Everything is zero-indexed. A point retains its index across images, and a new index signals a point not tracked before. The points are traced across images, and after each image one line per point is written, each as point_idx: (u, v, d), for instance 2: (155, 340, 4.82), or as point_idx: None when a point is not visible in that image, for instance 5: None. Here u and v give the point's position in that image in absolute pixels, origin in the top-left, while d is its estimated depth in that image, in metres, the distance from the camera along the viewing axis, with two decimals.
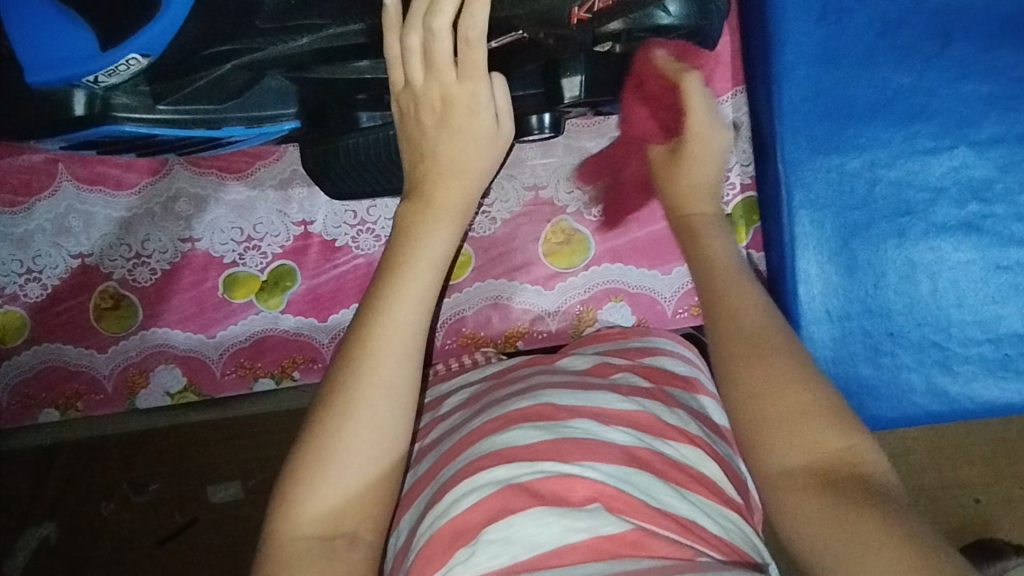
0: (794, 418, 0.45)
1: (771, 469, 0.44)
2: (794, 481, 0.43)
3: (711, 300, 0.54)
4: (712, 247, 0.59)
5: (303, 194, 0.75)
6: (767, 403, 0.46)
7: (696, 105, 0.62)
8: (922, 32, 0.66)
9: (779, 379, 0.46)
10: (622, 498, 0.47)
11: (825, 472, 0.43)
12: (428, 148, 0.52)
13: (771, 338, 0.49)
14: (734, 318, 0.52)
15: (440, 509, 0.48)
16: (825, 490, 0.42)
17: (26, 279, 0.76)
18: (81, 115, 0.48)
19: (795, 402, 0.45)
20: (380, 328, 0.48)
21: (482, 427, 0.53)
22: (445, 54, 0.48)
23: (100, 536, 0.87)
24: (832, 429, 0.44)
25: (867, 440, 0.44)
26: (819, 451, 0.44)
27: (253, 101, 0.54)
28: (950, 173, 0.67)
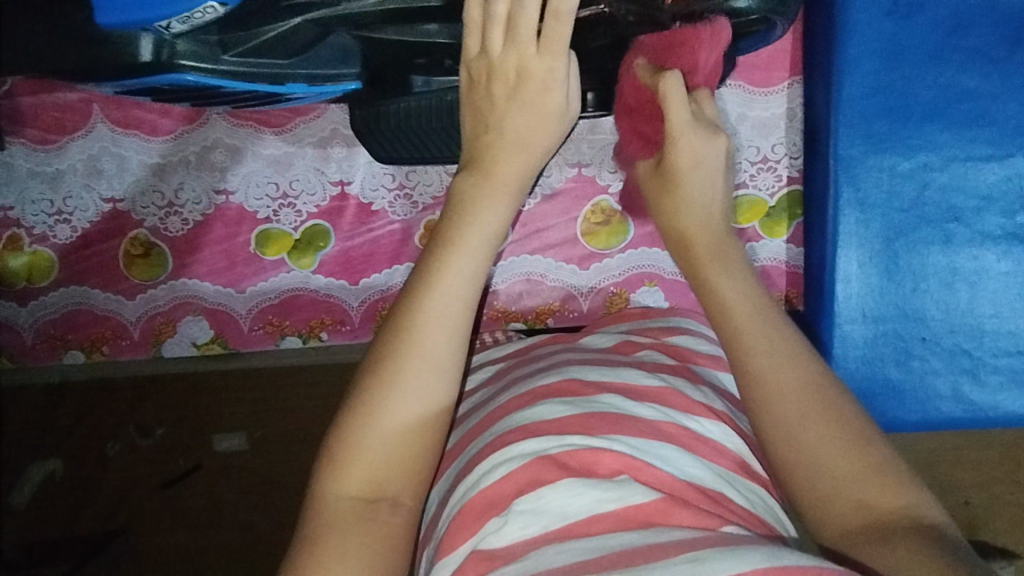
0: (848, 472, 0.43)
1: (835, 530, 0.43)
2: (863, 539, 0.41)
3: (732, 329, 0.49)
4: (721, 282, 0.51)
5: (343, 154, 0.73)
6: (814, 463, 0.44)
7: (675, 107, 0.52)
8: (993, 36, 0.64)
9: (827, 438, 0.44)
10: (650, 471, 0.47)
11: (883, 528, 0.41)
12: (493, 120, 0.51)
13: (819, 394, 0.46)
14: (783, 369, 0.47)
15: (471, 480, 0.49)
16: (900, 546, 0.40)
17: (55, 220, 0.76)
18: (148, 61, 0.46)
19: (847, 461, 0.44)
20: (429, 301, 0.47)
21: (506, 405, 0.54)
22: (529, 26, 0.48)
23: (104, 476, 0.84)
24: (885, 486, 0.43)
25: (920, 492, 0.43)
26: (879, 505, 0.42)
27: (316, 58, 0.53)
28: (1000, 182, 0.66)
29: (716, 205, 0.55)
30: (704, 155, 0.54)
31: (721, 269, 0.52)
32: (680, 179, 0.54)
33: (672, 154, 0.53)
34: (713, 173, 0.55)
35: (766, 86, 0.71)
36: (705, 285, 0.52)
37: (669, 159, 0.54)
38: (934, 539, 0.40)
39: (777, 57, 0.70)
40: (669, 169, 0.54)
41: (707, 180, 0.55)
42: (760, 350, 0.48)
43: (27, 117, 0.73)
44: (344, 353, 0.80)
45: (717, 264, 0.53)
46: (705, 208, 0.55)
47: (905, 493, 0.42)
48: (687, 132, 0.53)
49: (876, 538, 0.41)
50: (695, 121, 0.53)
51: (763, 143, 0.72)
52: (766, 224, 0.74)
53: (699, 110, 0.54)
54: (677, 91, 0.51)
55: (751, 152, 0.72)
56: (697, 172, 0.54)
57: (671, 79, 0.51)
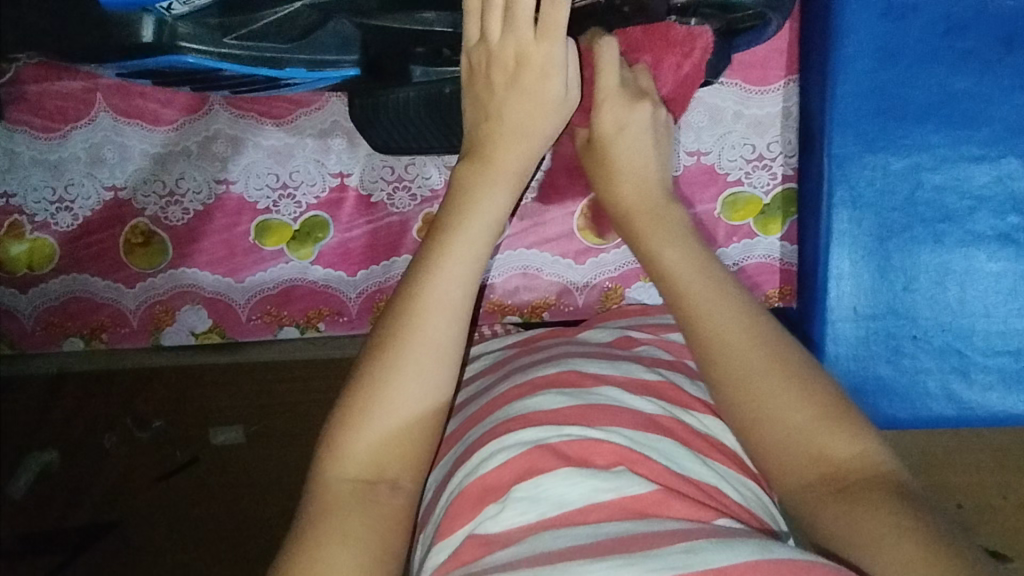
0: (799, 424, 0.45)
1: (790, 481, 0.45)
2: (816, 490, 0.44)
3: (675, 294, 0.51)
4: (663, 251, 0.54)
5: (343, 146, 0.74)
6: (765, 418, 0.46)
7: (607, 70, 0.54)
8: (986, 38, 0.65)
9: (781, 393, 0.46)
10: (644, 463, 0.47)
11: (837, 478, 0.43)
12: (493, 109, 0.52)
13: (770, 349, 0.47)
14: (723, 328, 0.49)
15: (468, 467, 0.49)
16: (849, 498, 0.42)
17: (57, 208, 0.76)
18: (150, 42, 0.47)
19: (799, 413, 0.45)
20: (430, 288, 0.48)
21: (506, 393, 0.54)
22: (527, 13, 0.49)
23: (99, 467, 0.84)
24: (840, 436, 0.44)
25: (873, 439, 0.45)
26: (834, 455, 0.44)
27: (314, 44, 0.53)
28: (993, 182, 0.67)
29: (648, 174, 0.57)
30: (630, 123, 0.56)
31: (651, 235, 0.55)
32: (610, 148, 0.57)
33: (603, 126, 0.56)
34: (645, 143, 0.57)
35: (762, 85, 0.71)
36: (649, 255, 0.54)
37: (598, 127, 0.56)
38: (881, 488, 0.42)
39: (773, 56, 0.71)
40: (599, 139, 0.57)
41: (640, 151, 0.57)
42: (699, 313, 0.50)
43: (30, 104, 0.73)
44: (342, 348, 0.80)
45: (659, 232, 0.55)
46: (642, 176, 0.57)
47: (859, 442, 0.44)
48: (615, 100, 0.56)
49: (830, 489, 0.43)
50: (624, 89, 0.56)
51: (759, 142, 0.73)
52: (760, 221, 0.75)
53: (630, 79, 0.57)
54: (612, 77, 0.55)
55: (746, 150, 0.73)
56: (627, 140, 0.56)
57: (607, 44, 0.54)
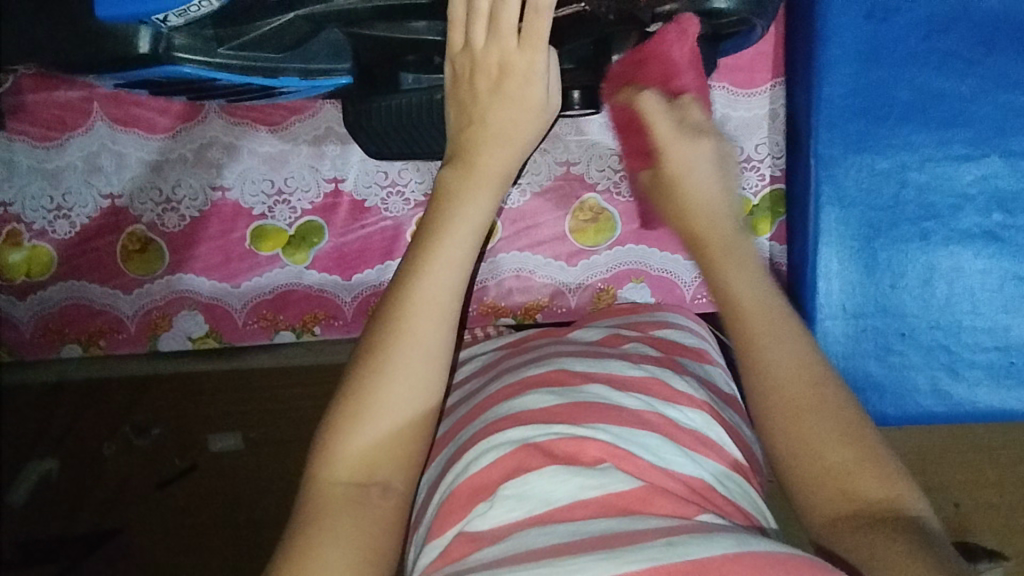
0: (844, 459, 0.44)
1: (819, 511, 0.44)
2: (847, 522, 0.42)
3: (742, 326, 0.49)
4: (731, 282, 0.51)
5: (337, 151, 0.75)
6: (808, 447, 0.44)
7: (651, 113, 0.55)
8: (967, 39, 0.66)
9: (824, 431, 0.44)
10: (631, 460, 0.48)
11: (867, 517, 0.42)
12: (477, 113, 0.53)
13: (824, 390, 0.46)
14: (789, 361, 0.47)
15: (460, 466, 0.50)
16: (880, 532, 0.41)
17: (54, 216, 0.77)
18: (146, 54, 0.48)
19: (844, 448, 0.44)
20: (418, 290, 0.49)
21: (495, 393, 0.55)
22: (510, 23, 0.49)
23: (96, 479, 0.83)
24: (876, 478, 0.43)
25: (907, 483, 0.44)
26: (870, 493, 0.43)
27: (310, 53, 0.55)
28: (977, 181, 0.68)
29: (720, 210, 0.54)
30: (696, 159, 0.54)
31: (721, 266, 0.52)
32: (678, 183, 0.54)
33: (669, 158, 0.54)
34: (712, 174, 0.55)
35: (749, 87, 0.73)
36: (717, 285, 0.51)
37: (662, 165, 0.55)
38: (914, 528, 0.41)
39: (759, 59, 0.72)
40: (665, 176, 0.55)
41: (710, 185, 0.54)
42: (765, 345, 0.48)
43: (28, 114, 0.74)
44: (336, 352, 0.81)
45: (729, 263, 0.51)
46: (716, 210, 0.53)
47: (895, 482, 0.43)
48: (677, 136, 0.54)
49: (859, 527, 0.42)
50: (680, 126, 0.55)
51: (747, 143, 0.74)
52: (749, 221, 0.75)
53: (687, 115, 0.55)
54: (654, 99, 0.55)
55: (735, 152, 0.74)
56: (694, 174, 0.54)
57: (646, 95, 0.55)
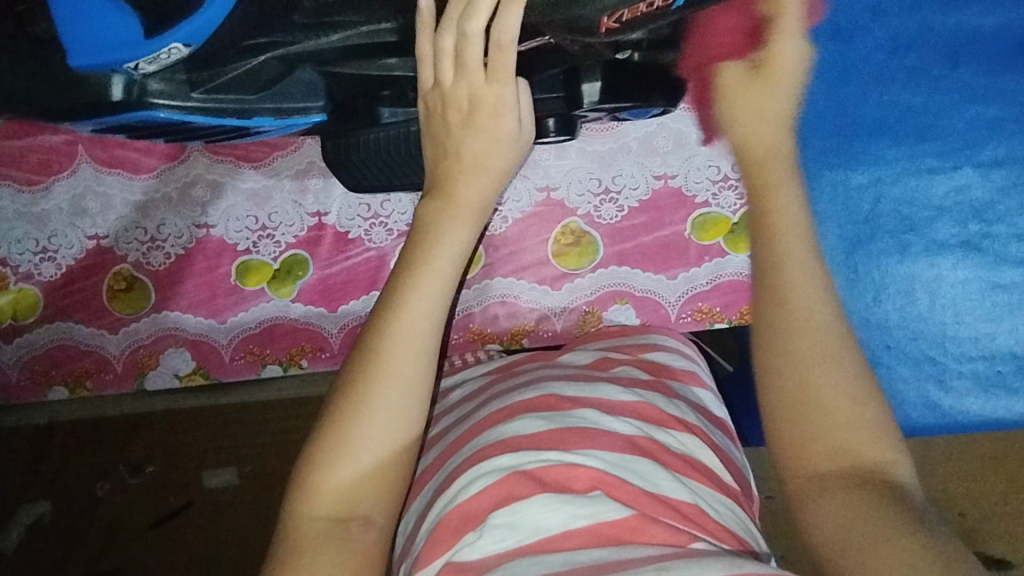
0: (840, 428, 0.47)
1: (800, 474, 0.47)
2: (825, 482, 0.46)
3: (769, 247, 0.54)
4: (774, 197, 0.57)
5: (319, 185, 0.76)
6: (806, 416, 0.48)
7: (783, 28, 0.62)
8: (932, 54, 0.67)
9: (828, 382, 0.48)
10: (622, 486, 0.47)
11: (852, 477, 0.45)
12: (451, 146, 0.53)
13: (826, 329, 0.50)
14: (807, 328, 0.50)
15: (448, 496, 0.49)
16: (852, 496, 0.44)
17: (40, 258, 0.77)
18: (119, 99, 0.49)
19: (838, 406, 0.47)
20: (399, 323, 0.49)
21: (486, 419, 0.54)
22: (476, 58, 0.49)
23: (93, 516, 0.88)
24: (868, 439, 0.46)
25: (897, 455, 0.46)
26: (857, 457, 0.46)
27: (283, 93, 0.55)
28: (952, 193, 0.68)
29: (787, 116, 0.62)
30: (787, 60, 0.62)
31: (783, 202, 0.57)
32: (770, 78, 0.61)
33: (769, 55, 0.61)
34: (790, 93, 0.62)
35: None
36: (761, 204, 0.57)
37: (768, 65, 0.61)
38: (891, 490, 0.44)
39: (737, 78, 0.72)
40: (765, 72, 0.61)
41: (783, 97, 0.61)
42: (790, 293, 0.52)
43: (14, 160, 0.75)
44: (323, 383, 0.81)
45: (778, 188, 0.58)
46: (779, 121, 0.61)
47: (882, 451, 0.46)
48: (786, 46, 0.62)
49: (844, 483, 0.45)
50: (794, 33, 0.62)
51: (724, 163, 0.74)
52: (730, 239, 0.75)
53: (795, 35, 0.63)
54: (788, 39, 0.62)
55: (712, 171, 0.74)
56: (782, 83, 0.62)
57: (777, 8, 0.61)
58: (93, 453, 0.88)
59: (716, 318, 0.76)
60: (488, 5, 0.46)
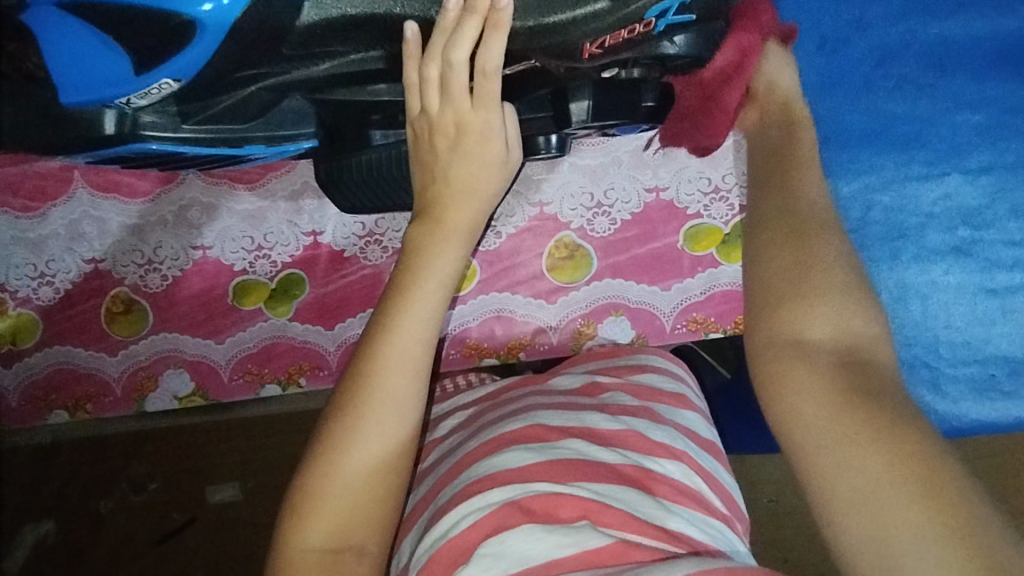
0: (832, 296, 0.47)
1: (780, 334, 0.47)
2: (801, 347, 0.46)
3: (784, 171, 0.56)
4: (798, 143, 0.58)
5: (314, 205, 0.77)
6: (798, 283, 0.48)
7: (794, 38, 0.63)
8: (917, 64, 0.68)
9: (824, 259, 0.49)
10: (607, 512, 0.47)
11: (832, 345, 0.45)
12: (438, 172, 0.54)
13: (826, 224, 0.52)
14: (810, 221, 0.52)
15: (436, 535, 0.49)
16: (831, 360, 0.44)
17: (38, 283, 0.78)
18: (111, 133, 0.50)
19: (830, 279, 0.48)
20: (390, 348, 0.49)
21: (475, 450, 0.54)
22: (461, 87, 0.49)
23: (99, 533, 0.90)
24: (853, 316, 0.47)
25: (877, 335, 0.47)
26: (846, 326, 0.46)
27: (272, 122, 0.56)
28: (940, 200, 0.69)
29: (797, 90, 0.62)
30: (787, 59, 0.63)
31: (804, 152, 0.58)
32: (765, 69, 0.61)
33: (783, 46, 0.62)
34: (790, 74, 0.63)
35: None
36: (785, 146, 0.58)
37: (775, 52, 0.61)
38: (869, 361, 0.45)
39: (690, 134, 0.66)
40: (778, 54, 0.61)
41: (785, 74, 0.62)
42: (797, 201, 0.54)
43: (9, 186, 0.76)
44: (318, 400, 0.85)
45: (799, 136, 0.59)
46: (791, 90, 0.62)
47: (865, 324, 0.47)
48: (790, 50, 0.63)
49: (824, 348, 0.45)
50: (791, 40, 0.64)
51: (714, 174, 0.74)
52: (723, 250, 0.76)
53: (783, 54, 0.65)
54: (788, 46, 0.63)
55: (703, 183, 0.74)
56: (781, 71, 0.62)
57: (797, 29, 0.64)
58: (97, 467, 0.90)
59: (710, 328, 0.77)
60: (473, 36, 0.45)
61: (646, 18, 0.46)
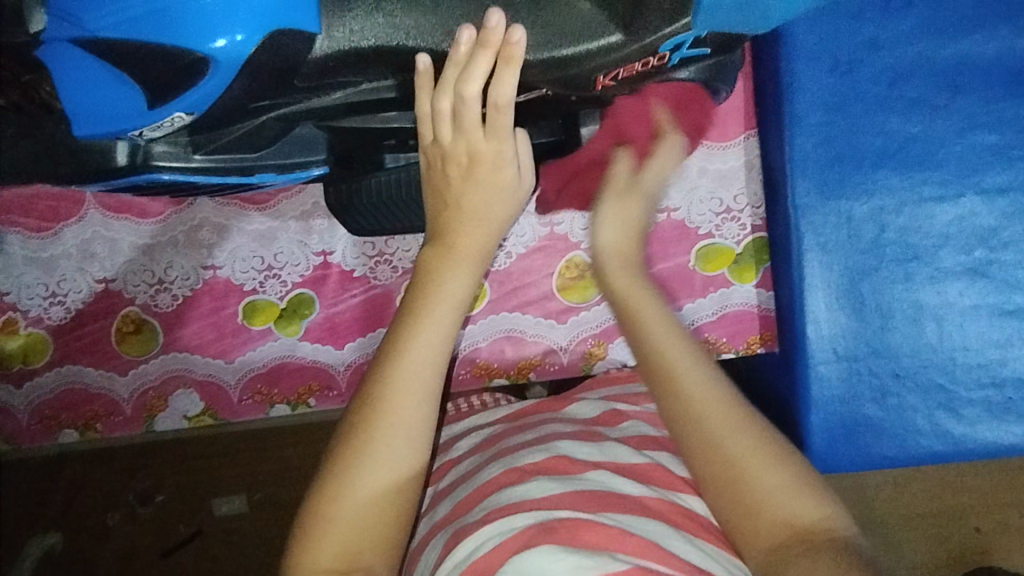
0: (776, 498, 0.48)
1: (761, 549, 0.47)
2: (783, 554, 0.46)
3: (649, 352, 0.55)
4: (637, 304, 0.59)
5: (324, 226, 0.76)
6: (739, 487, 0.49)
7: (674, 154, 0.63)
8: (932, 84, 0.67)
9: (746, 446, 0.50)
10: (630, 539, 0.46)
11: (804, 540, 0.46)
12: (453, 198, 0.54)
13: (720, 403, 0.52)
14: (708, 406, 0.52)
15: (456, 560, 0.48)
16: (813, 557, 0.45)
17: (50, 303, 0.78)
18: (123, 163, 0.50)
19: (760, 468, 0.49)
20: (401, 369, 0.49)
21: (494, 480, 0.54)
22: (474, 119, 0.48)
23: (106, 548, 0.90)
24: (804, 501, 0.48)
25: (834, 507, 0.48)
26: (794, 521, 0.47)
27: (284, 150, 0.56)
28: (956, 220, 0.68)
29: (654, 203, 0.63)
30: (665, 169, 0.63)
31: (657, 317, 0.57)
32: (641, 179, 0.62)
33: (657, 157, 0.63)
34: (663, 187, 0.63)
35: (723, 140, 0.74)
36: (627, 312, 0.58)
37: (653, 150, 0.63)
38: (839, 541, 0.46)
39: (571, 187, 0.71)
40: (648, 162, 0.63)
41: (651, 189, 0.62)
42: (684, 383, 0.53)
43: (21, 206, 0.75)
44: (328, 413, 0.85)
45: (645, 290, 0.60)
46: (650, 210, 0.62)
47: (811, 500, 0.48)
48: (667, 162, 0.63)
49: (801, 547, 0.46)
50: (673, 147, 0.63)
51: (726, 194, 0.75)
52: (735, 270, 0.77)
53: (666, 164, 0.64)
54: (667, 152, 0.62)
55: (715, 204, 0.75)
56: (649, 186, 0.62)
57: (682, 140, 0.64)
58: (105, 484, 0.90)
59: (722, 348, 0.78)
60: (484, 69, 0.44)
61: (661, 52, 0.46)
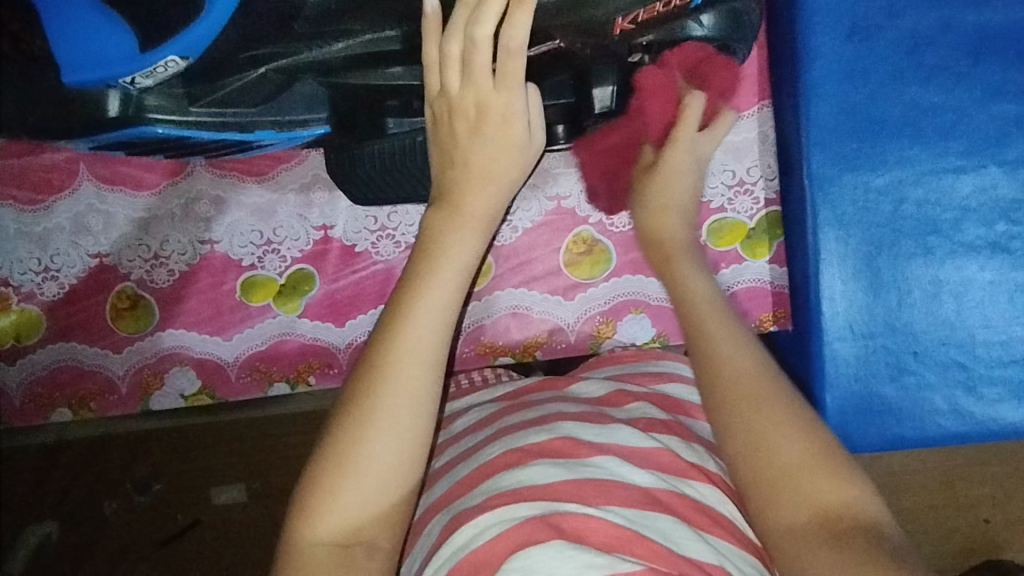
0: (795, 472, 0.47)
1: (777, 528, 0.46)
2: (800, 535, 0.45)
3: (695, 326, 0.57)
4: (688, 284, 0.62)
5: (325, 199, 0.74)
6: (762, 463, 0.48)
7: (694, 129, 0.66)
8: (954, 51, 0.65)
9: (773, 424, 0.49)
10: (644, 543, 0.43)
11: (824, 522, 0.44)
12: (459, 158, 0.52)
13: (761, 381, 0.51)
14: (743, 375, 0.52)
15: (456, 545, 0.46)
16: (830, 542, 0.43)
17: (43, 278, 0.76)
18: (115, 115, 0.50)
19: (787, 447, 0.48)
20: (405, 334, 0.47)
21: (495, 461, 0.51)
22: (483, 65, 0.49)
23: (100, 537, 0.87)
24: (829, 483, 0.46)
25: (865, 495, 0.46)
26: (819, 503, 0.45)
27: (279, 107, 0.55)
28: (977, 192, 0.66)
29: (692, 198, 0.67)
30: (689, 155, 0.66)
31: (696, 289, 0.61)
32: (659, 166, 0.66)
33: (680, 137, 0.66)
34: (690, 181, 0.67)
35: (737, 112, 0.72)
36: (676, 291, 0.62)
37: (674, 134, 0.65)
38: (861, 529, 0.43)
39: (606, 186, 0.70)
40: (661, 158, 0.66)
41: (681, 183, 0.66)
42: (724, 356, 0.54)
43: (14, 177, 0.74)
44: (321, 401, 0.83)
45: (681, 266, 0.64)
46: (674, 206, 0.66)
47: (839, 483, 0.46)
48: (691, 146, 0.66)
49: (822, 530, 0.44)
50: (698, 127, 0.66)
51: (739, 166, 0.73)
52: (747, 244, 0.75)
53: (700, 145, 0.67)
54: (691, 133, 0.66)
55: (728, 176, 0.73)
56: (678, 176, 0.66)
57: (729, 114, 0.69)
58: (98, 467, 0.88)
59: None
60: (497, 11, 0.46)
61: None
